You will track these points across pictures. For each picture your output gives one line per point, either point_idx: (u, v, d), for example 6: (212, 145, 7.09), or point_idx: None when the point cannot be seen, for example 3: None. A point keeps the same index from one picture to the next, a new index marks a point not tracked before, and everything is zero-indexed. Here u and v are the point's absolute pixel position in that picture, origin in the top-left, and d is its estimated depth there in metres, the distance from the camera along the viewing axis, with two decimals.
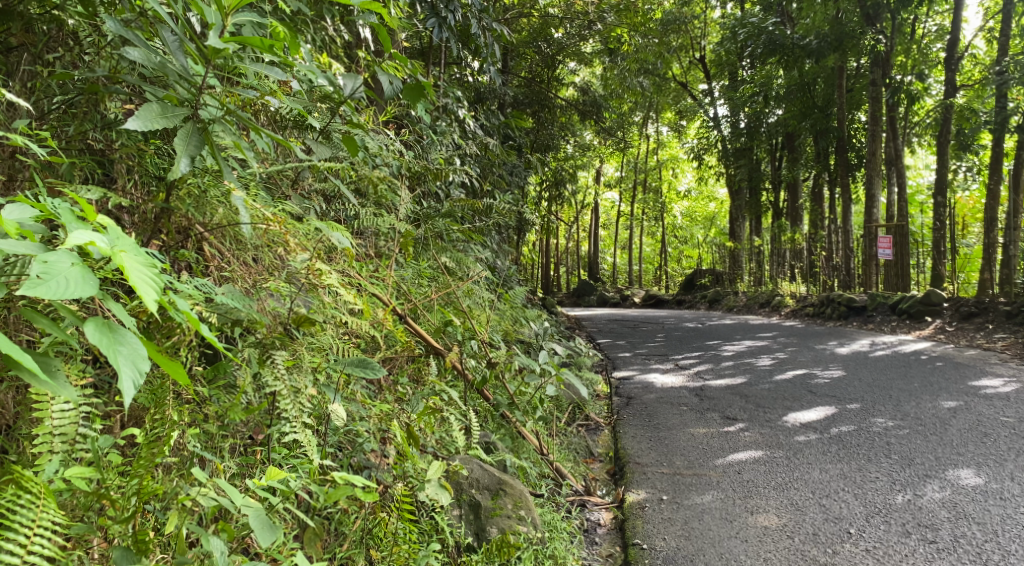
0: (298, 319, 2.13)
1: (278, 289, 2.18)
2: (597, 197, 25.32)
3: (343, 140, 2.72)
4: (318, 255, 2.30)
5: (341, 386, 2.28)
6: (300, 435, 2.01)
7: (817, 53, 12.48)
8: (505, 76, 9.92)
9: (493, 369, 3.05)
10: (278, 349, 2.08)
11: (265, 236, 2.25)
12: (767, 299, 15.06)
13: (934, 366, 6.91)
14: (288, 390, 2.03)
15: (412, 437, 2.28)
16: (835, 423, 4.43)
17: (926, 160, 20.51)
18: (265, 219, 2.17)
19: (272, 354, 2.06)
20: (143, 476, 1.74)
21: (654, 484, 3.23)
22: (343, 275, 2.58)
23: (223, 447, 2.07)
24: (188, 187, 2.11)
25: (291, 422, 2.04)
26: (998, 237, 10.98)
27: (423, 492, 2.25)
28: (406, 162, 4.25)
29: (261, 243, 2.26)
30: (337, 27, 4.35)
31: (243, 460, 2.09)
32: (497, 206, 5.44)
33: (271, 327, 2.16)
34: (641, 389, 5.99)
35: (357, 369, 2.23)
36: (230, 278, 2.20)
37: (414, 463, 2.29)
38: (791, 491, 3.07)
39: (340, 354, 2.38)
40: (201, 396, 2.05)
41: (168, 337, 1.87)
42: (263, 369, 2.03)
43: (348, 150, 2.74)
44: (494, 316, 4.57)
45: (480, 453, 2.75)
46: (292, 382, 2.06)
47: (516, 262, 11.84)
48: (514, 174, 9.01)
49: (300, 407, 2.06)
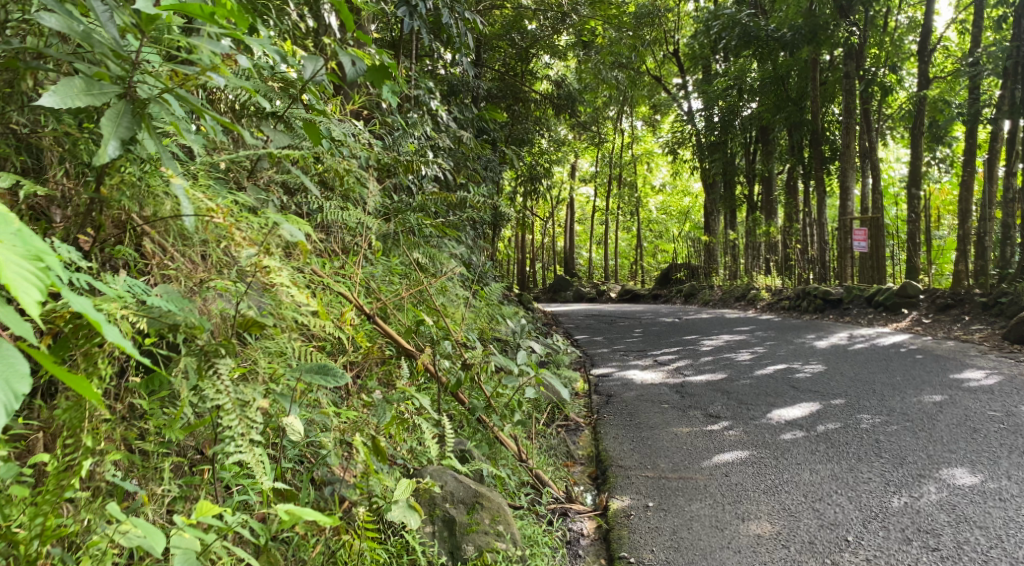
0: (243, 322, 1.97)
1: (226, 289, 2.00)
2: (572, 192, 25.19)
3: (303, 129, 2.56)
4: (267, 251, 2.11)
5: (299, 396, 2.09)
6: (246, 455, 1.85)
7: (791, 46, 12.36)
8: (478, 69, 9.72)
9: (468, 372, 2.89)
10: (221, 357, 1.88)
11: (211, 231, 2.06)
12: (743, 292, 15.04)
13: (914, 359, 6.83)
14: (232, 404, 1.85)
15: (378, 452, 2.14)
16: (820, 420, 4.30)
17: (898, 153, 20.60)
18: (209, 211, 1.98)
19: (215, 364, 1.87)
20: (47, 514, 1.63)
21: (639, 489, 3.08)
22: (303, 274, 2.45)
23: (161, 470, 1.90)
24: (124, 175, 1.89)
25: (235, 441, 1.86)
26: (972, 229, 10.99)
27: (390, 514, 2.10)
28: (374, 154, 4.06)
29: (208, 238, 2.06)
30: (300, 12, 4.14)
31: (184, 482, 1.93)
32: (470, 200, 5.25)
33: (215, 334, 1.98)
34: (620, 386, 5.84)
35: (318, 376, 2.05)
36: (173, 276, 2.01)
37: (381, 482, 2.16)
38: (783, 494, 2.92)
39: (301, 359, 2.22)
40: (138, 409, 1.91)
41: (90, 347, 1.75)
42: (203, 382, 1.84)
43: (308, 139, 2.57)
44: (470, 314, 4.39)
45: (454, 463, 2.56)
46: (237, 395, 1.89)
47: (491, 257, 11.67)
48: (489, 168, 8.84)
49: (247, 423, 1.88)
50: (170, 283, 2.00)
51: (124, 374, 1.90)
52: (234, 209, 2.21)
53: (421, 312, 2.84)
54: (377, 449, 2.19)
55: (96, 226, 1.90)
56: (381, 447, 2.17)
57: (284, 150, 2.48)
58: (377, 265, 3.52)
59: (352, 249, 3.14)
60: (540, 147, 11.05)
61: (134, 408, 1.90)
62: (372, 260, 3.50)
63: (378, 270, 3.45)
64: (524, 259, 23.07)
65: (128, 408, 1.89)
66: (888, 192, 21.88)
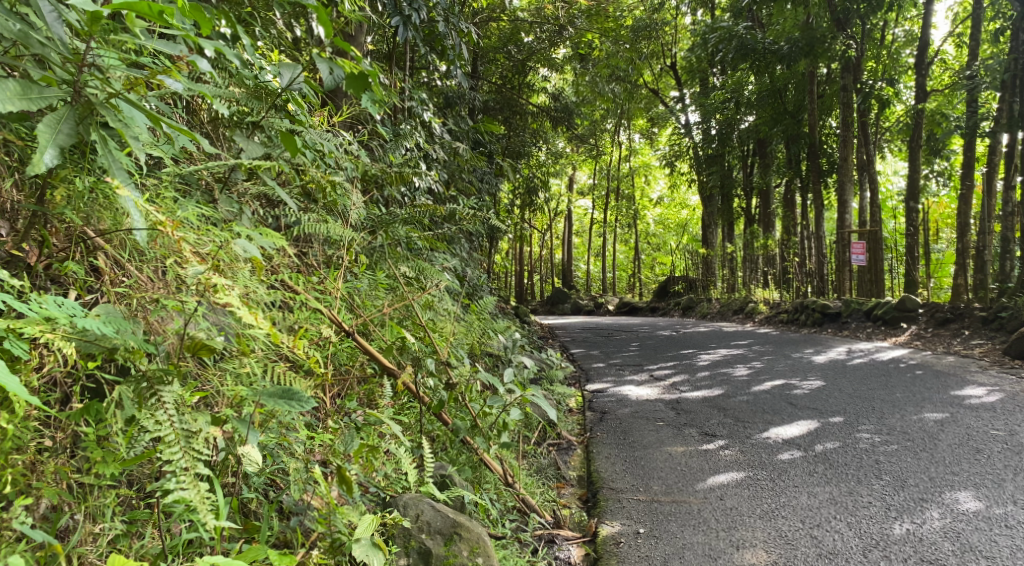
0: (192, 346, 1.86)
1: (179, 308, 1.93)
2: (570, 204, 25.11)
3: (277, 141, 2.50)
4: (218, 266, 2.01)
5: (259, 422, 2.01)
6: (188, 492, 1.72)
7: (788, 58, 12.26)
8: (473, 81, 9.65)
9: (452, 391, 2.78)
10: (165, 386, 1.82)
11: (162, 245, 2.00)
12: (740, 305, 14.96)
13: (913, 375, 6.71)
14: (175, 436, 1.77)
15: (345, 483, 2.05)
16: (819, 439, 4.18)
17: (896, 166, 20.58)
18: (158, 224, 1.89)
19: (158, 394, 1.81)
20: None
21: (630, 513, 2.96)
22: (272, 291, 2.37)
23: (104, 506, 1.83)
24: (68, 188, 1.89)
25: (179, 476, 1.75)
26: (971, 242, 10.92)
27: (352, 552, 2.00)
28: (361, 166, 3.97)
29: (160, 254, 2.00)
30: (286, 22, 4.06)
31: (129, 517, 1.87)
32: (461, 212, 5.16)
33: (162, 358, 1.90)
34: (615, 403, 5.71)
35: (281, 402, 1.99)
36: (124, 292, 1.96)
37: (344, 517, 2.05)
38: (779, 520, 2.80)
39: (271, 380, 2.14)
40: (78, 440, 1.84)
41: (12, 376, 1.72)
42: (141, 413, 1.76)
43: (282, 149, 2.50)
44: (460, 330, 4.29)
45: (433, 490, 2.45)
46: (182, 425, 1.79)
47: (488, 271, 11.58)
48: (483, 181, 8.76)
49: (194, 456, 1.78)
50: (120, 303, 1.95)
51: (67, 402, 1.87)
52: (194, 223, 2.15)
53: (402, 328, 2.75)
54: (342, 480, 2.06)
55: (42, 239, 1.91)
56: (346, 479, 2.06)
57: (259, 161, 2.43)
58: (361, 280, 3.43)
59: (328, 268, 3.03)
60: (537, 160, 10.97)
61: (78, 437, 1.86)
62: (356, 276, 3.42)
63: (362, 285, 3.36)
64: (522, 271, 22.95)
65: (72, 435, 1.84)
66: (886, 204, 21.84)
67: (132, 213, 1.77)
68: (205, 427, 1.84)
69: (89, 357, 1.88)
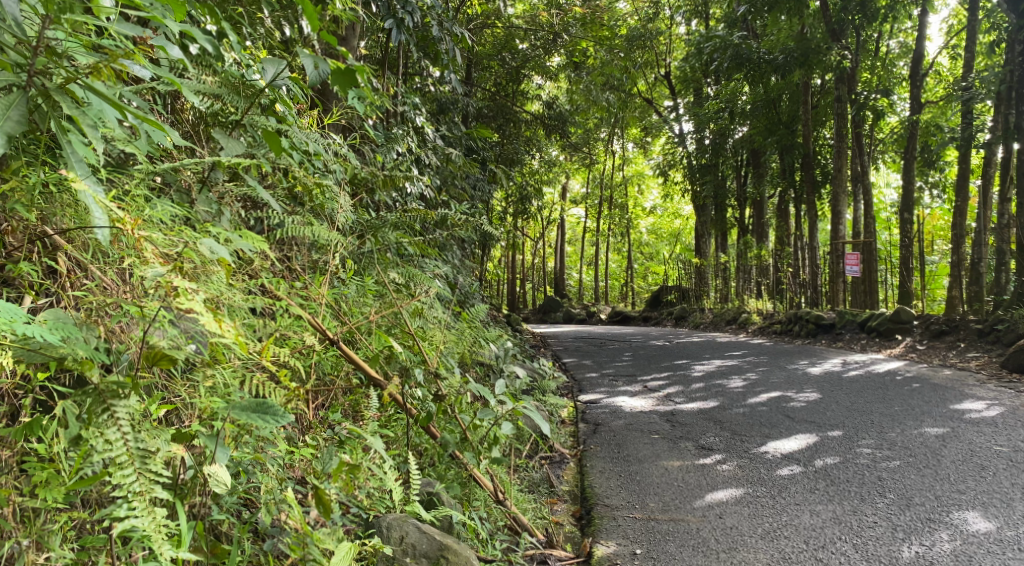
0: (151, 356, 1.73)
1: (140, 314, 1.83)
2: (563, 213, 25.02)
3: (258, 140, 2.39)
4: (180, 268, 1.92)
5: (230, 440, 1.91)
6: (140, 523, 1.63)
7: (783, 69, 12.18)
8: (467, 88, 9.54)
9: (441, 403, 2.66)
10: (120, 400, 1.69)
11: (122, 245, 1.92)
12: (733, 316, 14.87)
13: (911, 388, 6.61)
14: (130, 457, 1.68)
15: (322, 506, 1.93)
16: (819, 454, 4.07)
17: (889, 177, 20.59)
18: (118, 222, 1.83)
19: (112, 409, 1.67)
20: None
21: (625, 532, 2.86)
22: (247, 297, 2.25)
23: (53, 531, 1.72)
24: (22, 187, 1.82)
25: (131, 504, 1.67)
26: (966, 254, 10.87)
27: None
28: (349, 168, 3.84)
29: (122, 255, 1.92)
30: (275, 20, 3.94)
31: (81, 544, 1.73)
32: (453, 218, 5.05)
33: (119, 369, 1.81)
34: (608, 414, 5.59)
35: (256, 416, 1.89)
36: (83, 295, 1.88)
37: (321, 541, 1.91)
38: (782, 541, 2.71)
39: (245, 391, 2.04)
40: (29, 454, 1.75)
41: None
42: (91, 430, 1.66)
43: (262, 149, 2.39)
44: (451, 338, 4.17)
45: (419, 509, 2.33)
46: (137, 446, 1.70)
47: (480, 279, 11.45)
48: (476, 189, 8.61)
49: (151, 480, 1.70)
50: (77, 307, 1.87)
51: (17, 416, 1.79)
52: (162, 225, 2.06)
53: (388, 337, 2.64)
54: (321, 503, 1.93)
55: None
56: (325, 500, 1.93)
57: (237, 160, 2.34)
58: (349, 285, 3.32)
59: (310, 272, 2.91)
60: (531, 168, 10.86)
61: (29, 452, 1.77)
62: (343, 281, 3.31)
63: (350, 291, 3.25)
64: (514, 279, 22.82)
65: (21, 451, 1.75)
66: (880, 216, 21.83)
67: (91, 208, 1.75)
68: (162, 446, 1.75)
69: (41, 367, 1.79)
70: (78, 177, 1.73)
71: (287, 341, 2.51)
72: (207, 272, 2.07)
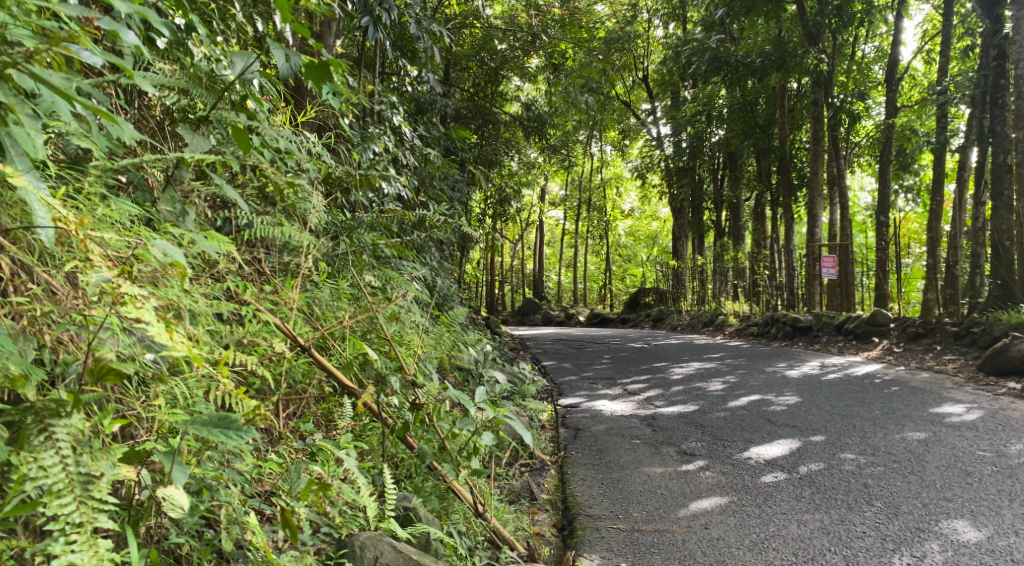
0: (98, 371, 1.69)
1: (87, 323, 1.77)
2: (541, 215, 24.98)
3: (221, 135, 2.31)
4: (129, 272, 1.85)
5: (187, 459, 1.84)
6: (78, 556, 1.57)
7: (760, 72, 12.14)
8: (445, 88, 9.44)
9: (417, 412, 2.56)
10: (59, 420, 1.66)
11: (65, 250, 1.83)
12: (710, 318, 14.88)
13: (890, 391, 6.59)
14: (70, 486, 1.62)
15: (288, 529, 1.80)
16: (802, 460, 4.01)
17: (863, 181, 20.75)
18: (62, 221, 1.75)
19: (49, 431, 1.65)
20: None
21: (610, 545, 2.81)
22: (208, 303, 2.16)
23: None
24: None
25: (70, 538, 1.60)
26: (941, 258, 10.94)
27: None
28: (322, 168, 3.73)
29: (67, 261, 1.83)
30: (247, 14, 3.82)
31: None
32: (430, 218, 4.95)
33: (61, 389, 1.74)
34: (589, 419, 5.50)
35: (217, 431, 1.78)
36: (26, 301, 1.77)
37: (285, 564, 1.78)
38: (770, 553, 2.68)
39: (204, 407, 1.97)
40: None
41: None
42: (27, 457, 1.61)
43: (225, 146, 2.30)
44: (429, 342, 4.07)
45: (393, 526, 2.23)
46: (79, 473, 1.65)
47: (458, 281, 11.33)
48: (454, 190, 8.50)
49: (94, 511, 1.64)
50: (17, 318, 1.77)
51: None
52: (112, 227, 1.96)
53: (362, 344, 2.55)
54: (286, 524, 1.81)
55: None
56: (291, 522, 1.80)
57: (202, 155, 2.22)
58: (323, 288, 3.21)
59: (281, 275, 2.80)
60: (509, 169, 10.77)
61: None
62: (316, 285, 3.20)
63: (324, 294, 3.15)
64: (492, 281, 22.73)
65: None
66: (855, 220, 21.97)
67: (34, 207, 1.69)
68: (107, 470, 1.69)
69: None
70: (19, 171, 1.72)
71: (256, 347, 2.42)
72: (163, 276, 2.02)
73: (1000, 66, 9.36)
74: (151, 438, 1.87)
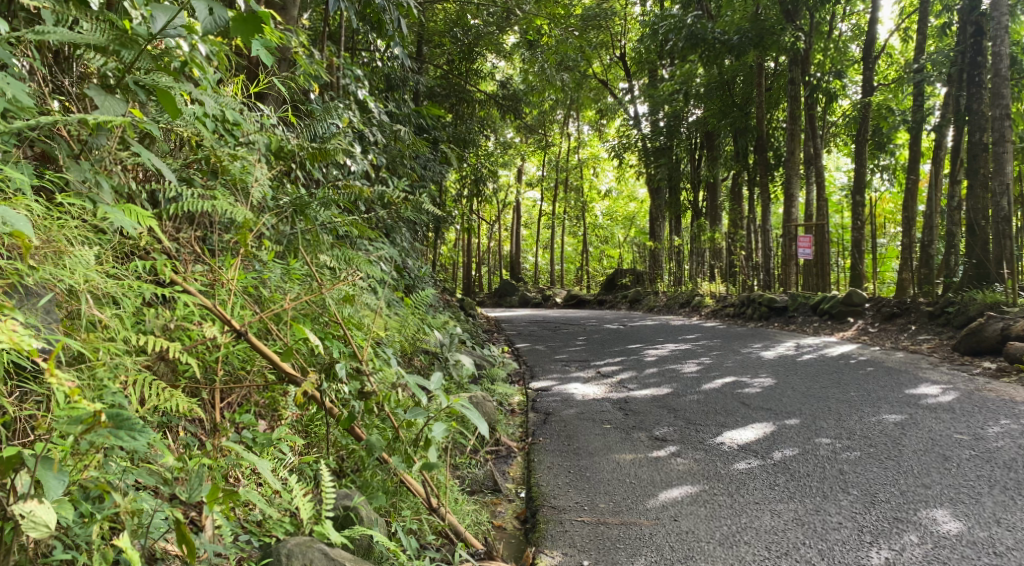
0: None
1: None
2: (518, 196, 24.76)
3: (147, 96, 2.22)
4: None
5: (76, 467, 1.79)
6: None
7: (738, 49, 11.89)
8: (416, 65, 9.21)
9: (364, 401, 2.41)
10: None
11: None
12: (686, 299, 14.80)
13: (865, 372, 6.50)
14: None
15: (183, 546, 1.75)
16: (777, 445, 3.88)
17: (839, 161, 20.71)
18: None
19: None
20: None
21: (573, 540, 2.67)
22: (115, 288, 2.09)
23: None
24: None
25: None
26: (916, 237, 10.91)
27: None
28: (275, 141, 3.54)
29: None
30: None
31: None
32: (392, 195, 4.77)
33: None
34: (559, 403, 5.33)
35: (110, 432, 1.72)
36: None
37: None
38: (742, 547, 2.55)
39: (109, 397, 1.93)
40: None
41: None
42: None
43: (152, 108, 2.23)
44: (392, 324, 3.91)
45: (327, 530, 2.12)
46: None
47: (432, 263, 11.15)
48: (427, 168, 8.25)
49: None
50: None
51: None
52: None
53: (304, 327, 2.42)
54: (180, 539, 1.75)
55: None
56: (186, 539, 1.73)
57: (107, 118, 2.06)
58: (270, 268, 3.05)
59: (217, 256, 2.65)
60: (485, 148, 10.56)
61: None
62: (264, 264, 3.04)
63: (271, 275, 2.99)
64: (468, 262, 22.50)
65: None
66: (832, 199, 21.93)
67: None
68: None
69: None
70: None
71: (184, 334, 2.26)
72: (49, 254, 1.95)
73: (977, 43, 9.33)
74: (31, 441, 1.80)
